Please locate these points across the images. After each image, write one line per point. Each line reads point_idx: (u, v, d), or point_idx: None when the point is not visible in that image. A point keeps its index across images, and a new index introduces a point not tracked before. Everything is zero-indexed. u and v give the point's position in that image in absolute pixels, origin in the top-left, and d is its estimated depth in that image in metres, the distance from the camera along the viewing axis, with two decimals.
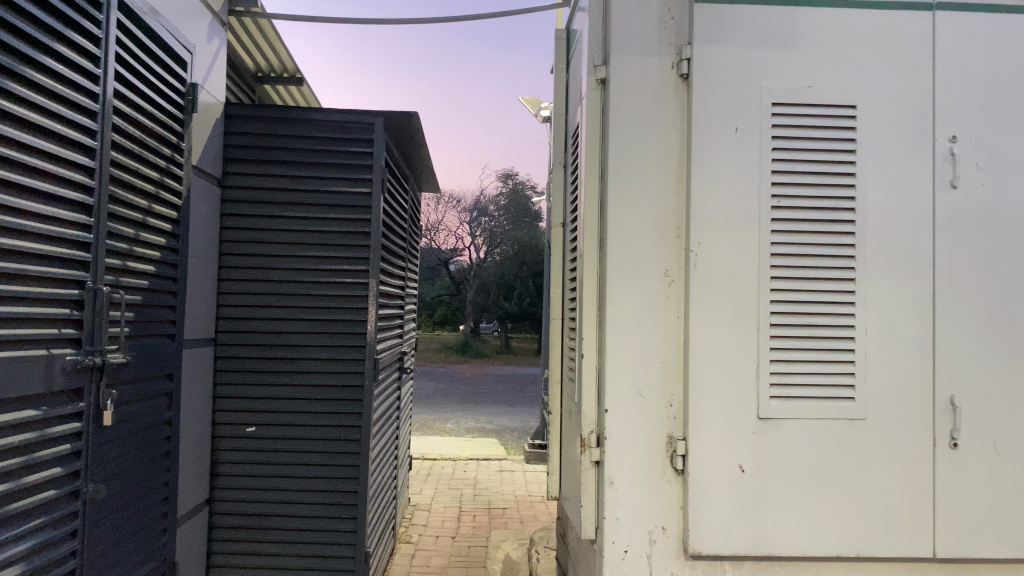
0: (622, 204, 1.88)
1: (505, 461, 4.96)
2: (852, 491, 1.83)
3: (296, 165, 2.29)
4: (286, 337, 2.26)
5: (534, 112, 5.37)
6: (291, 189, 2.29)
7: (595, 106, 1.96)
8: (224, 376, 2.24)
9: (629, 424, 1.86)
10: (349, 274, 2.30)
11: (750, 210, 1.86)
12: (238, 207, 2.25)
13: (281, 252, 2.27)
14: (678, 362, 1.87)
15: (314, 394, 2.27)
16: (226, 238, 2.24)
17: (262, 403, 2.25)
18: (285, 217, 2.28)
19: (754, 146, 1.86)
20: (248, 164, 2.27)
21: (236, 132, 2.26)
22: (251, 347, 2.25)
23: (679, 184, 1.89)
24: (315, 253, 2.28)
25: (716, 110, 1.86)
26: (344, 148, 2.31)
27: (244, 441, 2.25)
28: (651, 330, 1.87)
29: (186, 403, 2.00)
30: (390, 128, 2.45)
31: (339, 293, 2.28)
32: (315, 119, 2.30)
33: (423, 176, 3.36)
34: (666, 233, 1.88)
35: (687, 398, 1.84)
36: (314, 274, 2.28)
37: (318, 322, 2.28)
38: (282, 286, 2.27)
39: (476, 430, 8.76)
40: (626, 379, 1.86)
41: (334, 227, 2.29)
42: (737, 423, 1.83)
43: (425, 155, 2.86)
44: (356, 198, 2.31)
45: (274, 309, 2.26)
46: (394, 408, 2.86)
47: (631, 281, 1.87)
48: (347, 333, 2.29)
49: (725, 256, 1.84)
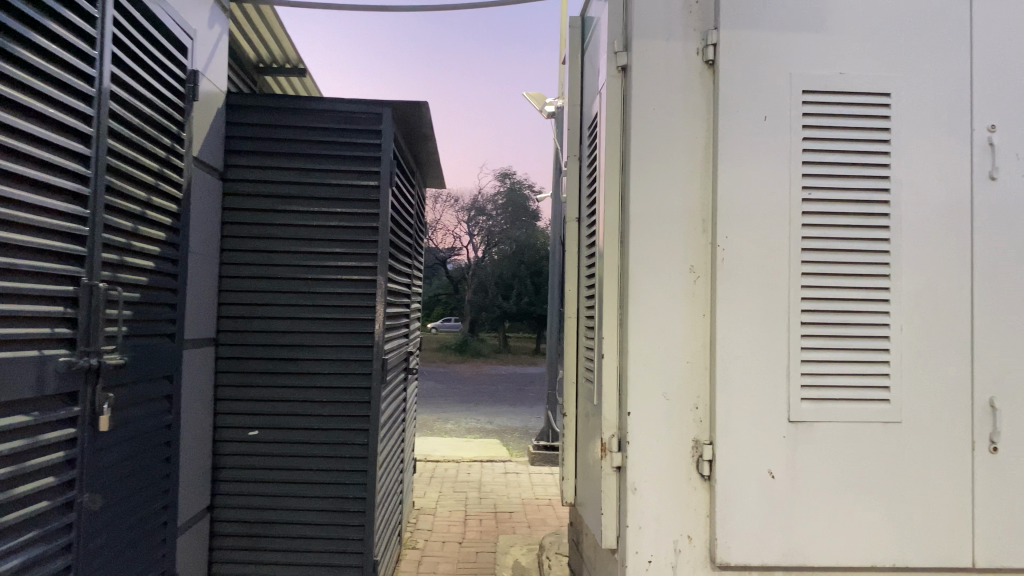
0: (645, 196, 1.79)
1: (510, 463, 4.87)
2: (886, 497, 1.75)
3: (300, 158, 2.20)
4: (290, 337, 2.17)
5: (538, 107, 5.28)
6: (296, 183, 2.19)
7: (615, 94, 1.88)
8: (226, 377, 2.14)
9: (653, 428, 1.77)
10: (356, 271, 2.21)
11: (780, 202, 1.77)
12: (240, 201, 2.16)
13: (285, 248, 2.18)
14: (704, 363, 1.79)
15: (320, 396, 2.18)
16: (228, 233, 2.15)
17: (265, 406, 2.16)
18: (290, 212, 2.19)
19: (784, 135, 1.77)
20: (251, 156, 2.18)
21: (238, 123, 2.17)
22: (254, 348, 2.16)
23: (704, 177, 1.81)
24: (320, 249, 2.19)
25: (744, 97, 1.77)
26: (351, 139, 2.22)
27: (246, 446, 2.15)
28: (675, 329, 1.78)
29: (187, 406, 1.91)
30: (398, 120, 2.36)
31: (346, 291, 2.19)
32: (320, 110, 2.21)
33: (428, 172, 3.27)
34: (691, 227, 1.79)
35: (714, 401, 1.75)
36: (320, 271, 2.19)
37: (324, 321, 2.19)
38: (286, 284, 2.18)
39: (477, 430, 8.68)
40: (651, 381, 1.77)
41: (340, 222, 2.20)
42: (767, 426, 1.74)
43: (432, 149, 2.77)
44: (363, 191, 2.22)
45: (278, 308, 2.17)
46: (400, 411, 2.76)
47: (655, 277, 1.78)
48: (354, 333, 2.20)
49: (755, 251, 1.75)
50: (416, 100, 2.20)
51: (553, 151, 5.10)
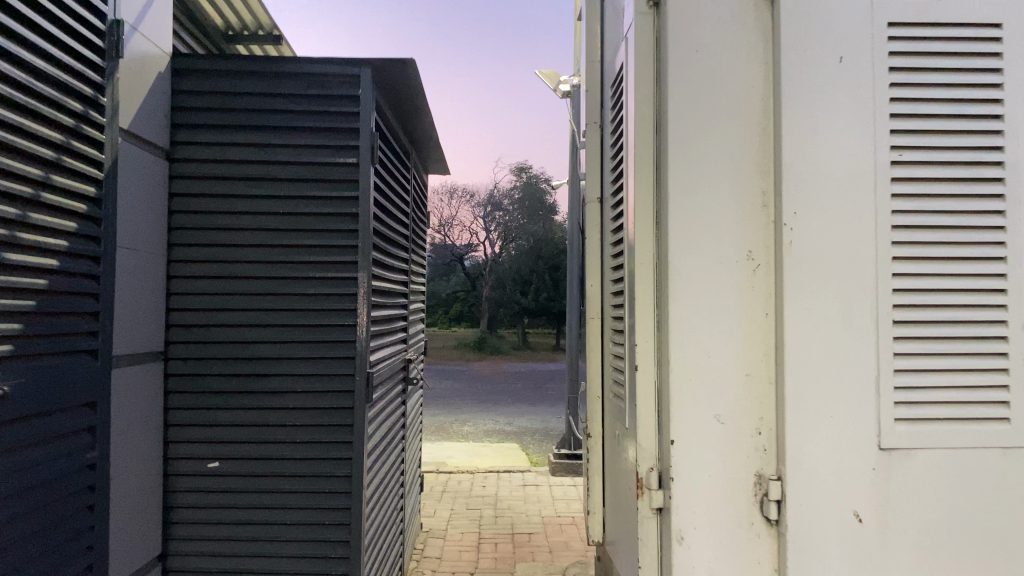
0: (687, 165, 1.41)
1: (530, 474, 4.48)
2: (1006, 545, 1.35)
3: (264, 132, 1.83)
4: (256, 349, 1.81)
5: (551, 87, 4.88)
6: (259, 162, 1.82)
7: (646, 38, 1.49)
8: (178, 399, 1.78)
9: (705, 460, 1.39)
10: (333, 267, 1.83)
11: (863, 165, 1.36)
12: (191, 185, 1.79)
13: (246, 241, 1.81)
14: (767, 376, 1.40)
15: (293, 420, 1.81)
16: (177, 225, 1.78)
17: (227, 432, 1.80)
18: (251, 198, 1.82)
19: (865, 79, 1.37)
20: (204, 132, 1.81)
21: (186, 91, 1.80)
22: (211, 363, 1.79)
23: (763, 138, 1.41)
24: (289, 242, 1.82)
25: (814, 32, 1.37)
26: (322, 107, 1.84)
27: (206, 481, 1.79)
28: (731, 333, 1.39)
29: (120, 439, 1.55)
30: (382, 85, 1.98)
31: (321, 292, 1.82)
32: (287, 74, 1.84)
33: (429, 153, 2.89)
34: (747, 202, 1.40)
35: (781, 425, 1.37)
36: (290, 268, 1.82)
37: (296, 329, 1.82)
38: (249, 284, 1.81)
39: (495, 432, 8.30)
40: (700, 401, 1.39)
41: (312, 207, 1.82)
42: (850, 456, 1.35)
43: (427, 124, 2.39)
44: (340, 171, 1.84)
45: (240, 314, 1.80)
46: (397, 428, 2.40)
47: (703, 267, 1.39)
48: (330, 342, 1.83)
49: (833, 230, 1.35)
50: (400, 58, 1.81)
51: (569, 133, 4.73)
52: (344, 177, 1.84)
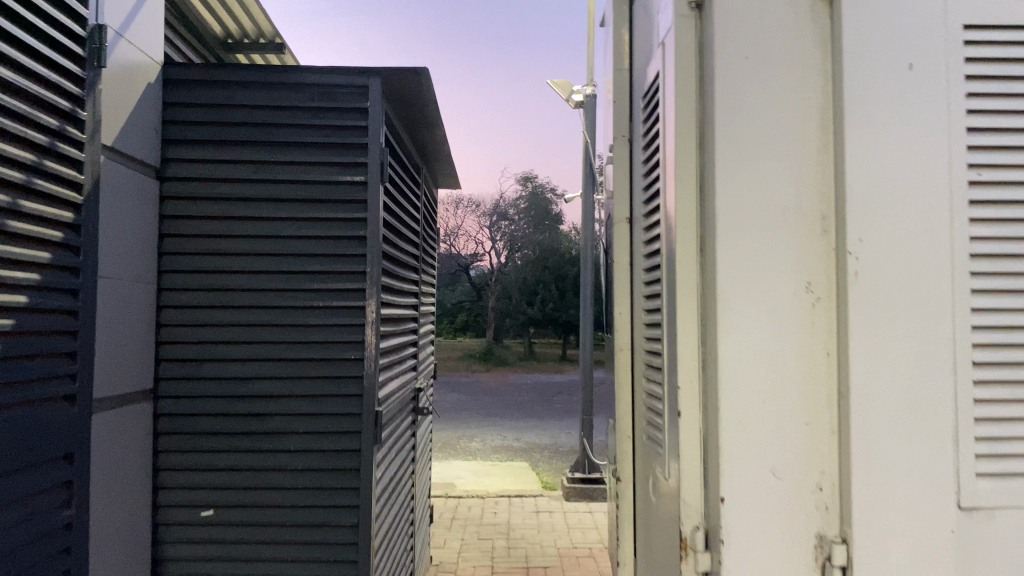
0: (737, 187, 1.26)
1: (542, 499, 4.32)
2: None
3: (263, 148, 1.68)
4: (254, 385, 1.66)
5: (564, 97, 4.73)
6: (257, 181, 1.67)
7: (687, 46, 1.35)
8: (168, 441, 1.62)
9: (759, 519, 1.23)
10: (338, 295, 1.68)
11: (938, 187, 1.20)
12: (183, 207, 1.64)
13: (243, 267, 1.65)
14: (829, 425, 1.24)
15: (294, 463, 1.65)
16: (167, 250, 1.63)
17: (222, 477, 1.64)
18: (249, 220, 1.67)
19: (939, 89, 1.21)
20: (197, 148, 1.66)
21: (179, 104, 1.65)
22: (204, 401, 1.64)
23: (823, 156, 1.26)
24: (291, 268, 1.66)
25: (880, 37, 1.21)
26: (327, 121, 1.69)
27: (199, 531, 1.63)
28: (788, 377, 1.24)
29: (102, 491, 1.39)
30: (392, 97, 1.83)
31: (324, 322, 1.67)
32: (287, 84, 1.69)
33: (440, 167, 2.74)
34: (805, 229, 1.25)
35: (846, 481, 1.21)
36: (291, 296, 1.67)
37: (298, 363, 1.67)
38: (247, 314, 1.66)
39: (503, 449, 8.14)
40: (752, 451, 1.23)
41: (315, 231, 1.67)
42: (925, 518, 1.19)
43: (439, 137, 2.24)
44: (345, 190, 1.69)
45: (237, 347, 1.65)
46: (406, 462, 2.24)
47: (756, 301, 1.24)
48: (335, 378, 1.67)
49: (904, 260, 1.19)
50: (412, 67, 1.66)
51: (582, 145, 4.59)
52: (350, 197, 1.68)
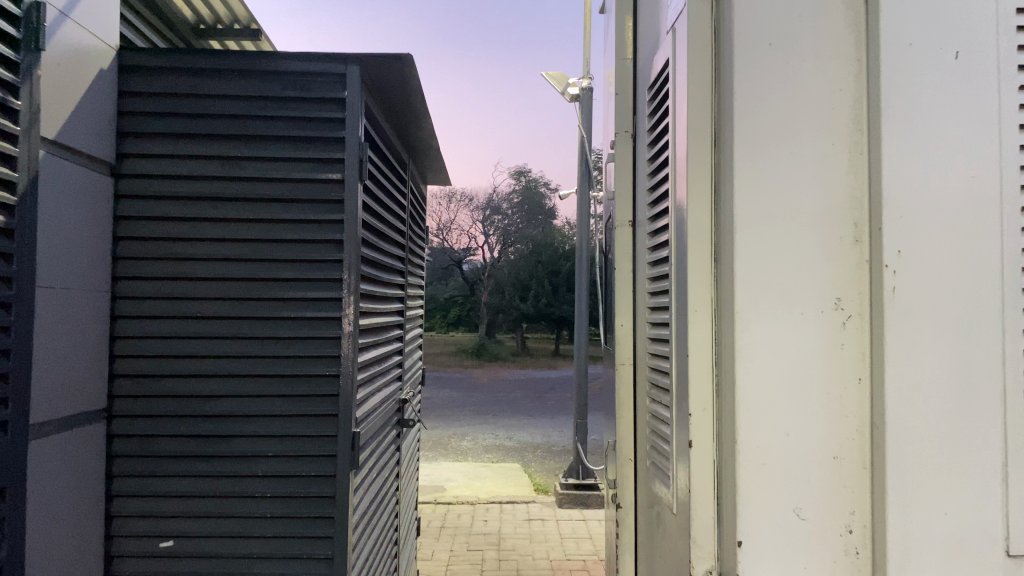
0: (759, 191, 1.11)
1: (534, 506, 4.18)
2: None
3: (230, 142, 1.52)
4: (218, 404, 1.51)
5: (559, 90, 4.57)
6: (222, 179, 1.52)
7: (702, 31, 1.20)
8: (123, 464, 1.48)
9: (780, 565, 1.09)
10: (311, 305, 1.53)
11: (988, 190, 1.05)
12: (139, 206, 1.49)
13: (207, 274, 1.50)
14: (862, 460, 1.10)
15: (262, 490, 1.51)
16: (121, 254, 1.48)
17: (182, 505, 1.50)
18: (213, 221, 1.51)
19: (991, 79, 1.06)
20: (156, 142, 1.50)
21: (135, 92, 1.49)
22: (162, 421, 1.49)
23: (856, 156, 1.11)
24: (260, 276, 1.52)
25: (923, 20, 1.07)
26: (301, 112, 1.53)
27: (158, 563, 1.49)
28: (815, 405, 1.10)
29: (40, 526, 1.24)
30: (373, 87, 1.68)
31: (296, 335, 1.52)
32: (257, 72, 1.53)
33: (430, 163, 2.59)
34: (836, 238, 1.10)
35: (880, 525, 1.07)
36: (260, 306, 1.52)
37: (267, 380, 1.52)
38: (209, 326, 1.51)
39: (495, 448, 8.00)
40: (772, 489, 1.09)
41: (287, 234, 1.52)
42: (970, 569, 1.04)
43: (427, 131, 2.09)
44: (320, 188, 1.53)
45: (199, 361, 1.50)
46: (390, 479, 2.10)
47: (780, 320, 1.10)
48: (307, 396, 1.53)
49: (949, 274, 1.04)
50: (394, 54, 1.50)
51: (579, 140, 4.43)
52: (326, 196, 1.53)
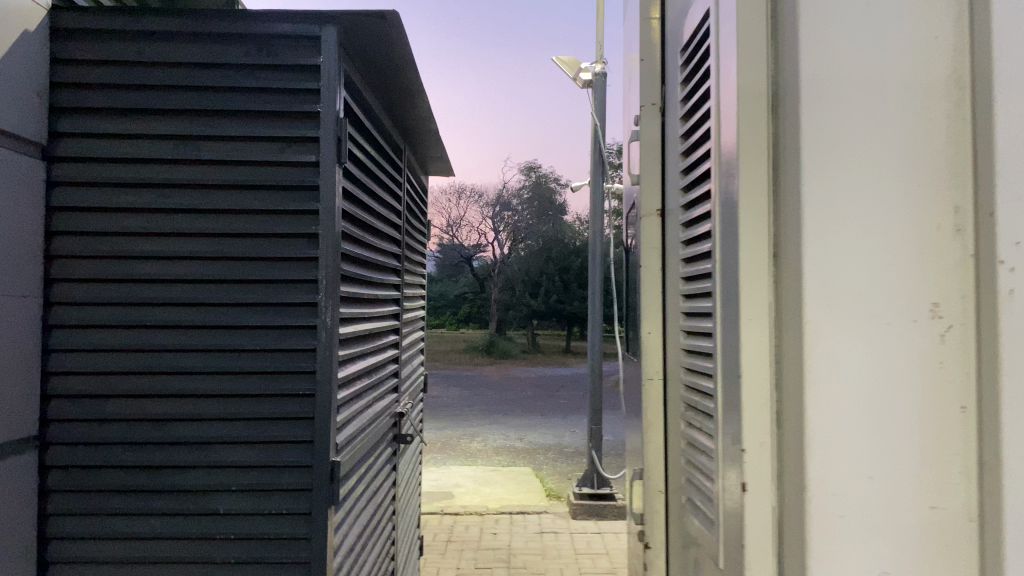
0: (829, 169, 0.87)
1: (548, 517, 3.95)
2: None
3: (185, 119, 1.30)
4: (172, 428, 1.30)
5: (571, 76, 4.33)
6: (176, 163, 1.30)
7: None
8: (61, 500, 1.27)
9: None
10: (283, 311, 1.33)
11: None
12: (77, 195, 1.27)
13: (159, 275, 1.29)
14: (971, 513, 0.83)
15: (225, 529, 1.31)
16: (57, 252, 1.27)
17: (132, 547, 1.29)
18: (165, 213, 1.30)
19: None
20: (98, 120, 1.28)
21: (72, 60, 1.27)
22: (107, 448, 1.29)
23: (960, 118, 0.84)
24: (221, 277, 1.31)
25: None
26: (268, 83, 1.31)
27: None
28: (905, 442, 0.85)
29: None
30: (358, 54, 1.45)
31: (262, 347, 1.32)
32: (216, 35, 1.30)
33: (431, 150, 2.36)
34: (932, 225, 0.85)
35: None
36: (223, 312, 1.31)
37: (230, 400, 1.32)
38: (161, 336, 1.30)
39: (506, 449, 7.77)
40: (851, 548, 0.85)
41: (253, 229, 1.32)
42: None
43: (425, 110, 1.85)
44: (291, 174, 1.32)
45: (151, 377, 1.29)
46: (385, 504, 1.87)
47: (858, 335, 0.86)
48: (276, 419, 1.32)
49: None
50: (377, 10, 1.28)
51: (591, 129, 4.19)
52: (297, 182, 1.31)
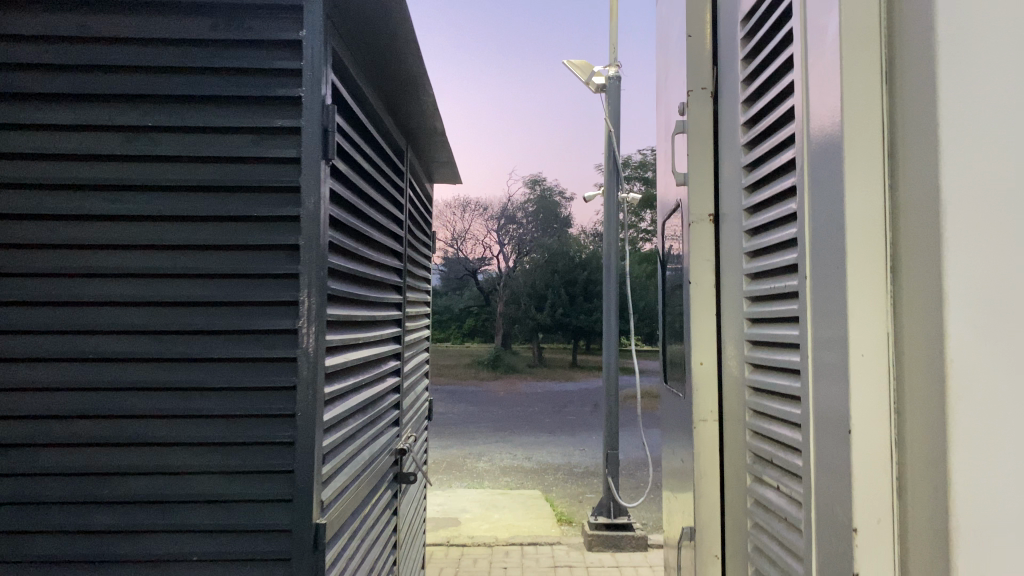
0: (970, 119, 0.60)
1: (561, 549, 3.71)
2: None
3: (140, 108, 1.08)
4: (121, 484, 1.06)
5: (583, 80, 4.11)
6: (129, 161, 1.08)
7: None
8: None
9: None
10: (260, 339, 1.10)
11: None
12: (4, 199, 1.05)
13: (107, 298, 1.06)
14: None
15: None
16: None
17: None
18: (116, 221, 1.07)
19: None
20: (35, 108, 1.06)
21: (3, 35, 1.05)
22: (39, 508, 1.05)
23: None
24: (183, 298, 1.08)
25: None
26: (240, 64, 1.09)
27: None
28: None
29: None
30: (353, 32, 1.24)
31: (227, 384, 1.09)
32: (179, 5, 1.09)
33: (438, 155, 2.15)
34: None
35: None
36: (184, 340, 1.08)
37: (193, 450, 1.08)
38: (106, 372, 1.06)
39: (513, 469, 7.52)
40: None
41: (222, 241, 1.09)
42: None
43: (430, 104, 1.64)
44: (268, 175, 1.10)
45: (96, 423, 1.06)
46: (385, 556, 1.65)
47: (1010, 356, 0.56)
48: (246, 472, 1.09)
49: None
50: None
51: (604, 137, 3.97)
52: (275, 184, 1.09)
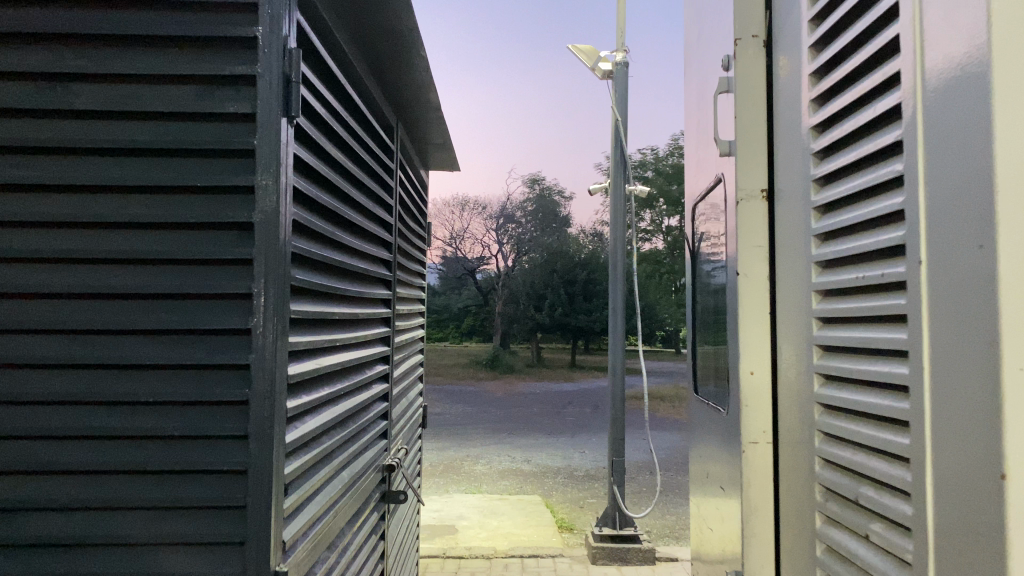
0: None
1: (564, 561, 3.51)
2: None
3: (64, 53, 0.88)
4: (39, 518, 0.86)
5: (588, 66, 3.91)
6: (50, 120, 0.87)
7: None
8: None
9: None
10: (209, 341, 0.90)
11: None
12: None
13: (20, 288, 0.86)
14: None
15: None
16: None
17: None
18: (32, 194, 0.87)
19: None
20: None
21: None
22: None
23: None
24: (115, 290, 0.88)
25: None
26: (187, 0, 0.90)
27: None
28: None
29: None
30: None
31: (164, 399, 0.88)
32: None
33: (433, 136, 1.95)
34: None
35: None
36: (116, 341, 0.88)
37: (128, 477, 0.88)
38: (17, 380, 0.86)
39: (512, 472, 7.32)
40: None
41: (163, 220, 0.89)
42: None
43: (421, 70, 1.45)
44: (220, 138, 0.90)
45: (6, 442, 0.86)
46: None
47: None
48: (188, 507, 0.89)
49: None
50: None
51: (611, 127, 3.77)
52: (227, 148, 0.90)
